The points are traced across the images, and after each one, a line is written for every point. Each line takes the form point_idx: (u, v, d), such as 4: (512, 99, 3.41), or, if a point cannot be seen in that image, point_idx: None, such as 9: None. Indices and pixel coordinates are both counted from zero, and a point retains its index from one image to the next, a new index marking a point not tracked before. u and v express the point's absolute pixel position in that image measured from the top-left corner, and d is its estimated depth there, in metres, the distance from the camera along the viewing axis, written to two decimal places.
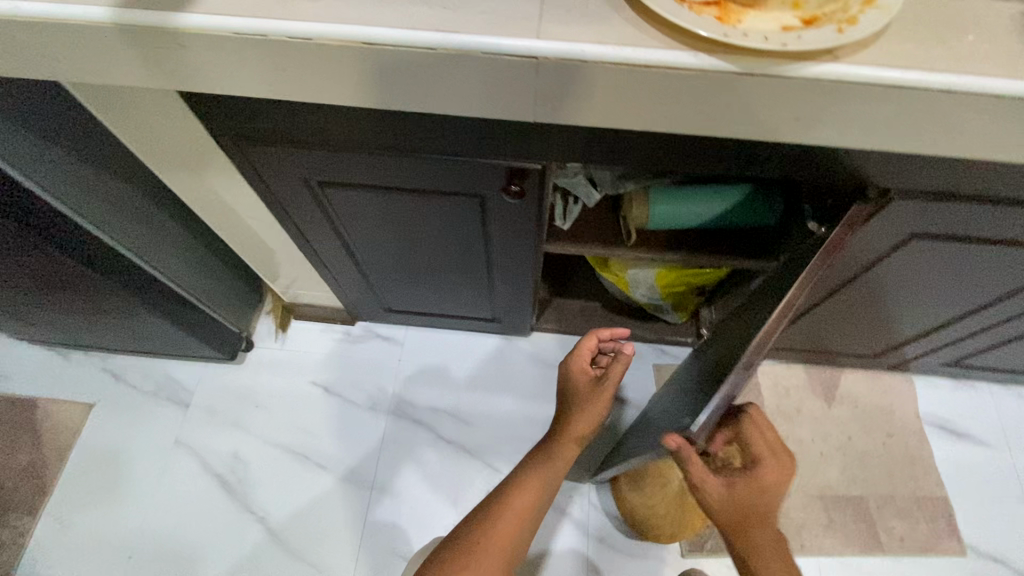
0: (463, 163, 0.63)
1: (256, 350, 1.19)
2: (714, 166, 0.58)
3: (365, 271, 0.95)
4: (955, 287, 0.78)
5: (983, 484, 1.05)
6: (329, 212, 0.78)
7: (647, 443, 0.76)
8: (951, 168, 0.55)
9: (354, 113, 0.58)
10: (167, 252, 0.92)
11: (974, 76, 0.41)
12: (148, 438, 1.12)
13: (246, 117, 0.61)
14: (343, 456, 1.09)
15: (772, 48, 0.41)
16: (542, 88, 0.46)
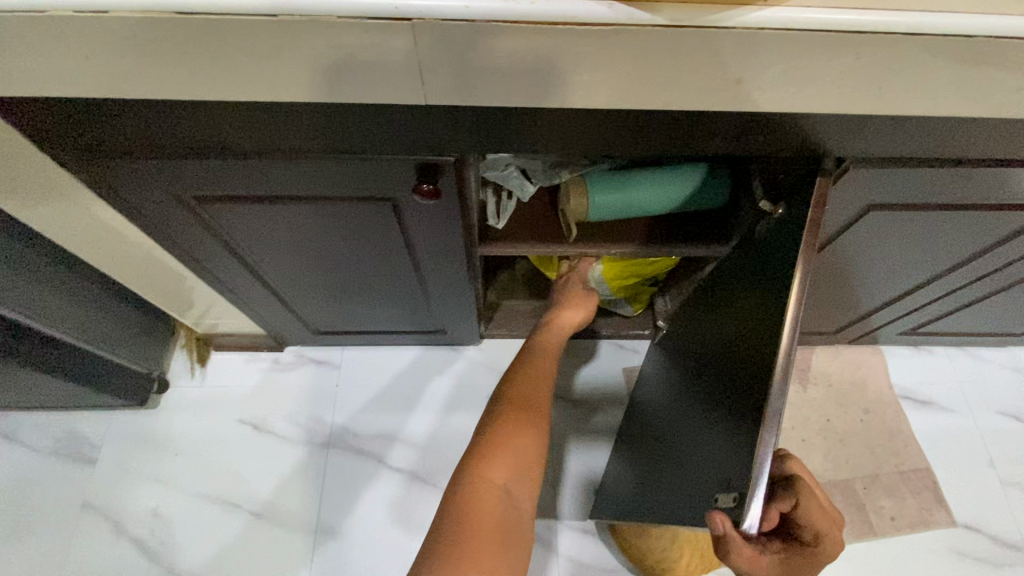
0: (362, 161, 0.53)
1: (172, 390, 1.05)
2: (652, 144, 0.50)
3: (282, 292, 0.84)
4: (915, 255, 0.74)
5: (953, 450, 1.03)
6: (219, 231, 0.66)
7: (660, 499, 0.62)
8: (910, 127, 0.49)
9: (214, 108, 0.47)
10: (39, 294, 0.78)
11: (938, 12, 0.35)
12: (51, 505, 0.97)
13: (78, 123, 0.49)
14: (282, 501, 0.97)
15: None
16: (428, 59, 0.37)
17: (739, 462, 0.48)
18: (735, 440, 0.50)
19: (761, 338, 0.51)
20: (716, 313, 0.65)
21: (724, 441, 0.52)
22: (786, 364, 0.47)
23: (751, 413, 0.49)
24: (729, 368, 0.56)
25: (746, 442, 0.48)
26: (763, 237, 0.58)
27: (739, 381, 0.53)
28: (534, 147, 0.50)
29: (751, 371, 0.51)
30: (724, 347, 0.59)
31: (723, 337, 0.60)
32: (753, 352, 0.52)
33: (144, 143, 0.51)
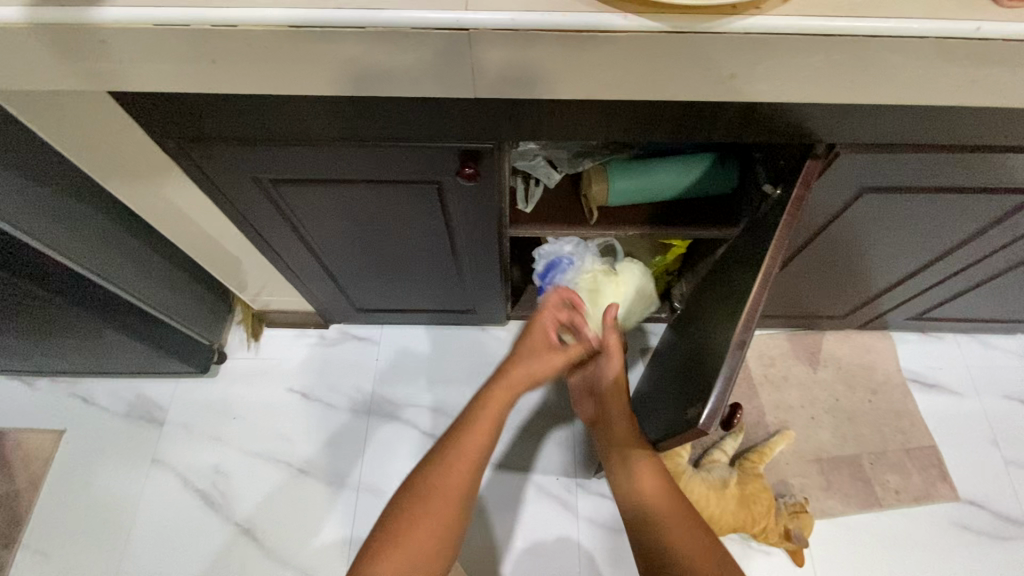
0: (415, 148, 0.62)
1: (230, 361, 1.17)
2: (663, 132, 0.58)
3: (333, 270, 0.94)
4: (911, 238, 0.80)
5: (959, 430, 1.08)
6: (286, 211, 0.77)
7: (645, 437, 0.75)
8: (893, 117, 0.56)
9: (296, 103, 0.57)
10: (126, 266, 0.89)
11: (899, 19, 0.42)
12: (125, 460, 1.10)
13: (184, 116, 0.59)
14: (329, 460, 1.07)
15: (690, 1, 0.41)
16: (478, 61, 0.46)
17: (708, 381, 0.59)
18: (708, 368, 0.62)
19: (743, 289, 0.62)
20: (717, 278, 0.75)
21: (703, 371, 0.64)
22: (756, 299, 0.58)
23: (723, 343, 0.60)
24: (718, 317, 0.67)
25: (715, 365, 0.59)
26: (762, 217, 0.66)
27: (721, 324, 0.64)
28: (560, 136, 0.59)
29: (729, 313, 0.63)
30: (718, 302, 0.69)
31: (719, 295, 0.71)
32: (735, 299, 0.63)
33: (235, 133, 0.62)
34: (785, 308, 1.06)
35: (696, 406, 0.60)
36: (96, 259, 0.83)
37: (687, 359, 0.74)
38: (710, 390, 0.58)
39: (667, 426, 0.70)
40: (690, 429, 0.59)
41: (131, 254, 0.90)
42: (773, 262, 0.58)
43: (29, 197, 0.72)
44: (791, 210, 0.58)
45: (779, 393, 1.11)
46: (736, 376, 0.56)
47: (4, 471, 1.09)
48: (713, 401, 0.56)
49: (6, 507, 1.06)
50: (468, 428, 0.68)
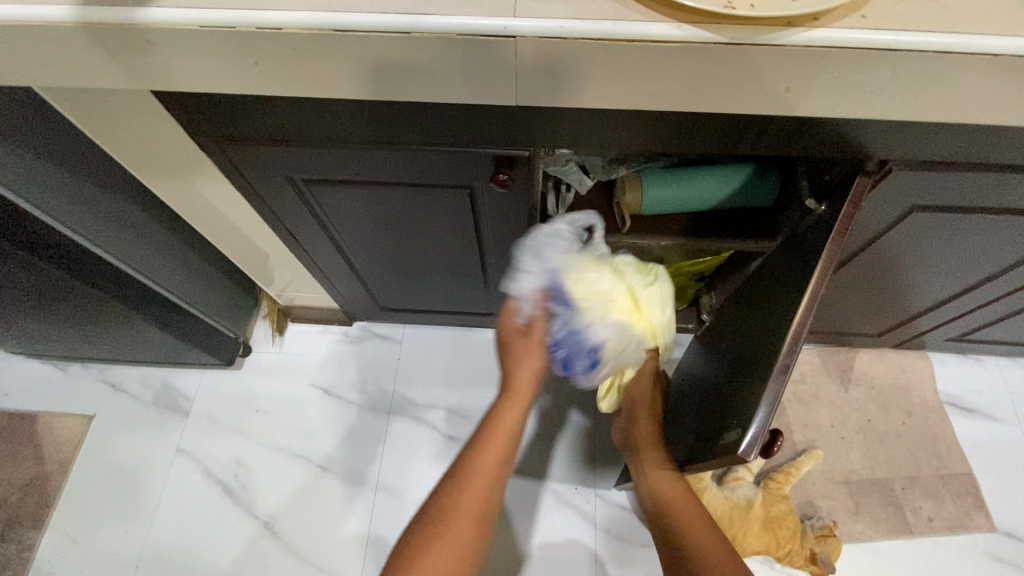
0: (451, 152, 0.62)
1: (254, 354, 1.18)
2: (706, 144, 0.56)
3: (360, 270, 0.94)
4: (959, 259, 0.77)
5: (998, 458, 1.03)
6: (316, 210, 0.77)
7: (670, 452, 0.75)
8: (952, 135, 0.53)
9: (333, 105, 0.56)
10: (159, 259, 0.90)
11: (970, 35, 0.40)
12: (150, 448, 1.11)
13: (223, 115, 0.59)
14: (348, 458, 1.08)
15: (750, 12, 0.39)
16: (523, 68, 0.45)
17: (747, 410, 0.58)
18: (748, 390, 0.60)
19: (785, 312, 0.60)
20: (751, 296, 0.73)
21: (739, 394, 0.62)
22: (800, 327, 0.56)
23: (763, 369, 0.58)
24: (755, 338, 0.65)
25: (756, 394, 0.58)
26: (803, 233, 0.64)
27: (758, 347, 0.63)
28: (599, 145, 0.58)
29: (770, 336, 0.61)
30: (754, 321, 0.68)
31: (755, 314, 0.69)
32: (777, 321, 0.61)
33: (272, 133, 0.61)
34: (818, 324, 1.03)
35: (734, 429, 0.59)
36: (131, 251, 0.85)
37: (718, 379, 0.73)
38: (749, 417, 0.56)
39: (698, 447, 0.69)
40: (727, 457, 0.58)
41: (164, 247, 0.92)
42: (820, 283, 0.56)
43: (64, 188, 0.74)
44: (841, 230, 0.56)
45: (808, 411, 1.08)
46: (777, 404, 0.55)
47: (36, 453, 1.12)
48: (754, 434, 0.55)
49: (36, 487, 1.09)
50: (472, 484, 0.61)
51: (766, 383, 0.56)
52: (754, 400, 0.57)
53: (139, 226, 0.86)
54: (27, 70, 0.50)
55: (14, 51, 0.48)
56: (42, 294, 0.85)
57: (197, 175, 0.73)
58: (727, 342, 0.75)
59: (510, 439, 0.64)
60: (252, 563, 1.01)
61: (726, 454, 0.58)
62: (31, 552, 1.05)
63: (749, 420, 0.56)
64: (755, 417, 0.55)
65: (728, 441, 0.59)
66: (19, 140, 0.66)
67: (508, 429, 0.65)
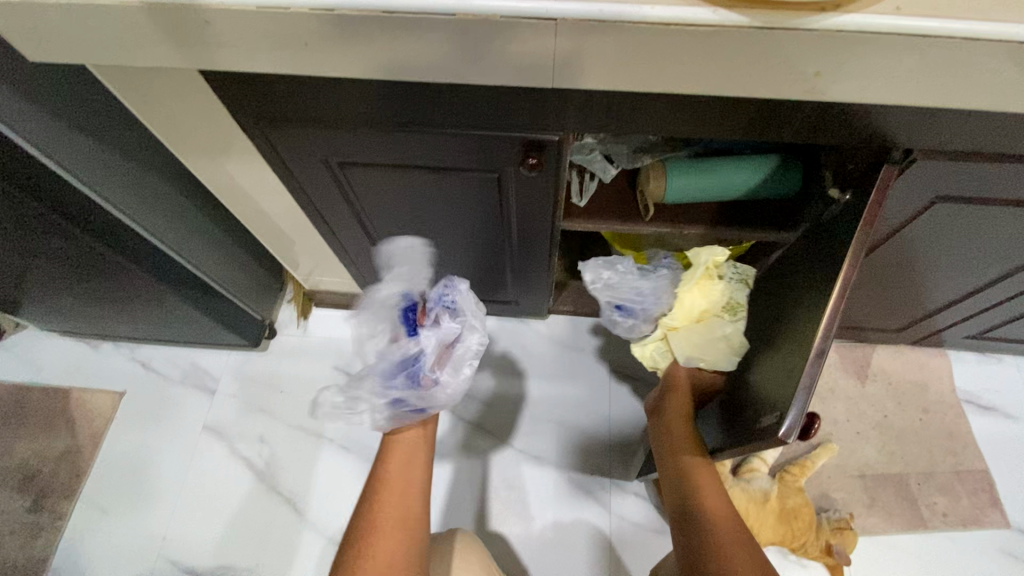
0: (485, 136, 0.63)
1: (279, 337, 1.21)
2: (732, 130, 0.57)
3: (385, 255, 0.97)
4: (981, 253, 0.77)
5: (1015, 457, 1.03)
6: (347, 193, 0.79)
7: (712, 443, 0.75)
8: (978, 125, 0.54)
9: (372, 87, 0.58)
10: (192, 238, 0.94)
11: (999, 22, 0.41)
12: (177, 425, 1.15)
13: (266, 97, 0.62)
14: (369, 439, 1.10)
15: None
16: (560, 50, 0.47)
17: (785, 393, 0.59)
18: (781, 375, 0.61)
19: (818, 297, 0.60)
20: (778, 281, 0.74)
21: (773, 378, 0.63)
22: (836, 309, 0.57)
23: (798, 352, 0.59)
24: (784, 324, 0.66)
25: (791, 378, 0.59)
26: (828, 219, 0.65)
27: (791, 331, 0.64)
28: (629, 130, 0.59)
29: (803, 318, 0.62)
30: (782, 309, 0.69)
31: (783, 299, 0.70)
32: (810, 305, 0.62)
33: (311, 115, 0.64)
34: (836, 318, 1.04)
35: (772, 414, 0.60)
36: (167, 231, 0.88)
37: (748, 364, 0.73)
38: (788, 400, 0.57)
39: (734, 430, 0.70)
40: (766, 439, 0.59)
41: (198, 227, 0.95)
42: (852, 271, 0.57)
43: (107, 164, 0.77)
44: (870, 212, 0.57)
45: (825, 405, 1.09)
46: (814, 386, 0.56)
47: (69, 426, 1.16)
48: (794, 417, 0.56)
49: (69, 459, 1.13)
50: (378, 532, 0.73)
51: (804, 365, 0.57)
52: (791, 383, 0.58)
53: (175, 206, 0.89)
54: (87, 49, 0.53)
55: (77, 30, 0.50)
56: (82, 269, 0.89)
57: (234, 156, 0.76)
58: (756, 328, 0.75)
59: (407, 500, 0.77)
60: (275, 537, 1.05)
61: (766, 437, 0.59)
62: (63, 521, 1.09)
63: (788, 404, 0.57)
64: (795, 400, 0.56)
65: (767, 424, 0.60)
66: (69, 117, 0.70)
67: (399, 483, 0.79)
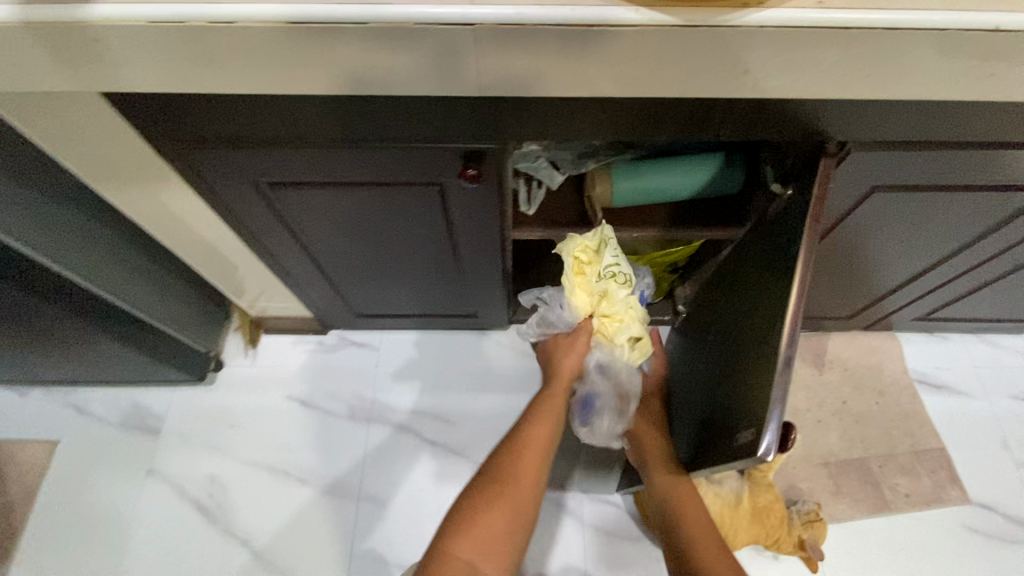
0: (420, 148, 0.61)
1: (227, 369, 1.15)
2: (670, 132, 0.56)
3: (332, 276, 0.93)
4: (920, 239, 0.79)
5: (968, 431, 1.07)
6: (283, 215, 0.75)
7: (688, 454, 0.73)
8: (907, 115, 0.54)
9: (295, 103, 0.55)
10: (120, 272, 0.87)
11: (917, 12, 0.41)
12: (120, 471, 1.07)
13: (181, 117, 0.58)
14: (330, 469, 1.05)
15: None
16: (484, 57, 0.44)
17: (755, 404, 0.57)
18: (751, 383, 0.59)
19: (772, 304, 0.59)
20: (730, 293, 0.72)
21: (741, 391, 0.61)
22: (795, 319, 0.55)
23: (764, 362, 0.57)
24: (745, 325, 0.64)
25: (759, 386, 0.57)
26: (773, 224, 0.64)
27: (751, 342, 0.62)
28: (568, 136, 0.58)
29: (761, 327, 0.60)
30: (740, 310, 0.67)
31: (737, 311, 0.68)
32: (765, 313, 0.60)
33: (232, 135, 0.60)
34: None
35: (747, 425, 0.57)
36: (89, 266, 0.82)
37: (712, 378, 0.72)
38: (762, 413, 0.55)
39: (706, 449, 0.67)
40: (745, 456, 0.56)
41: (126, 260, 0.89)
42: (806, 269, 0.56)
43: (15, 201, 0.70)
44: (814, 215, 0.57)
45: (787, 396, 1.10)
46: (786, 396, 0.54)
47: None
48: (772, 428, 0.53)
49: None
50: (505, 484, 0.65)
51: (773, 375, 0.55)
52: (762, 394, 0.56)
53: (98, 240, 0.83)
54: None
55: None
56: None
57: (156, 184, 0.71)
58: (713, 341, 0.74)
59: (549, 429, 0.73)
60: None
61: (745, 455, 0.56)
62: None
63: (762, 415, 0.55)
64: (770, 413, 0.54)
65: (742, 440, 0.57)
66: None
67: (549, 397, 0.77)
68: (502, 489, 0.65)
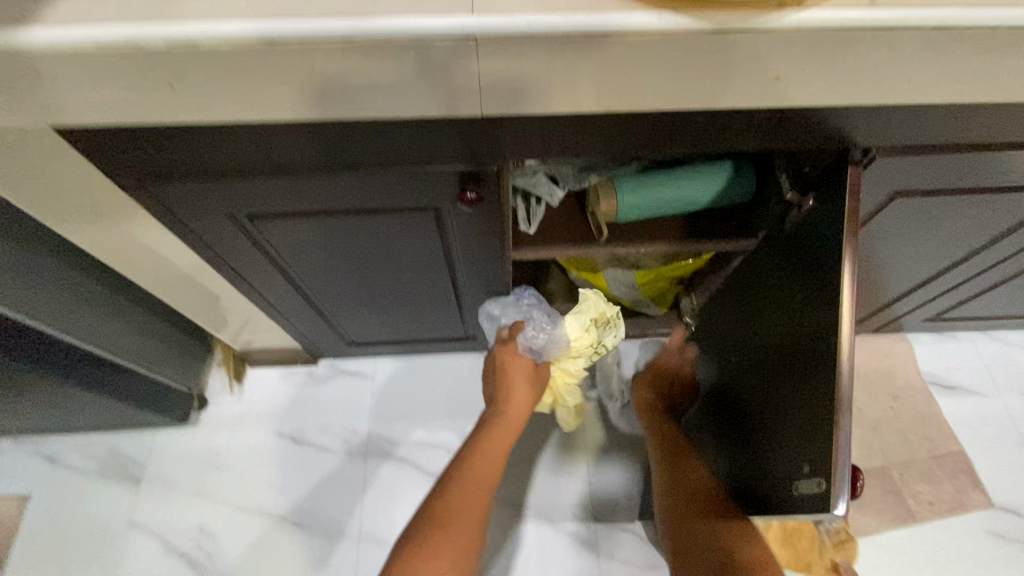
0: (412, 172, 0.56)
1: (211, 407, 1.08)
2: (685, 144, 0.52)
3: (321, 306, 0.87)
4: (938, 242, 0.77)
5: (985, 433, 1.04)
6: (265, 247, 0.69)
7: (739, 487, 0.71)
8: (938, 119, 0.51)
9: (274, 129, 0.50)
10: (89, 316, 0.81)
11: (969, 7, 0.37)
12: (99, 524, 1.00)
13: (144, 148, 0.52)
14: (327, 510, 0.99)
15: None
16: (487, 74, 0.40)
17: (814, 450, 0.53)
18: (804, 421, 0.55)
19: (814, 337, 0.55)
20: (757, 318, 0.68)
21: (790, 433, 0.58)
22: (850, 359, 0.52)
23: (815, 404, 0.54)
24: (783, 353, 0.61)
25: (814, 429, 0.54)
26: (799, 240, 0.60)
27: (793, 378, 0.58)
28: (577, 154, 0.53)
29: (804, 363, 0.56)
30: (773, 335, 0.63)
31: (769, 340, 0.65)
32: (806, 348, 0.56)
33: (205, 165, 0.54)
34: None
35: (809, 469, 0.54)
36: (53, 313, 0.75)
37: (750, 412, 0.68)
38: (824, 461, 0.52)
39: (761, 490, 0.64)
40: (817, 508, 0.53)
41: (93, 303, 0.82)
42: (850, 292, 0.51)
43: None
44: (845, 239, 0.52)
45: None
46: (850, 441, 0.51)
47: None
48: (841, 478, 0.50)
49: None
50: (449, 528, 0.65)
51: (830, 421, 0.51)
52: (821, 441, 0.52)
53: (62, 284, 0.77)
54: None
55: None
56: None
57: (120, 225, 0.64)
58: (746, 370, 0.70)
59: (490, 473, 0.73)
60: None
61: (816, 507, 0.52)
62: None
63: (826, 464, 0.51)
64: (840, 459, 0.51)
65: (807, 490, 0.54)
66: None
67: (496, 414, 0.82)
68: (440, 537, 0.64)
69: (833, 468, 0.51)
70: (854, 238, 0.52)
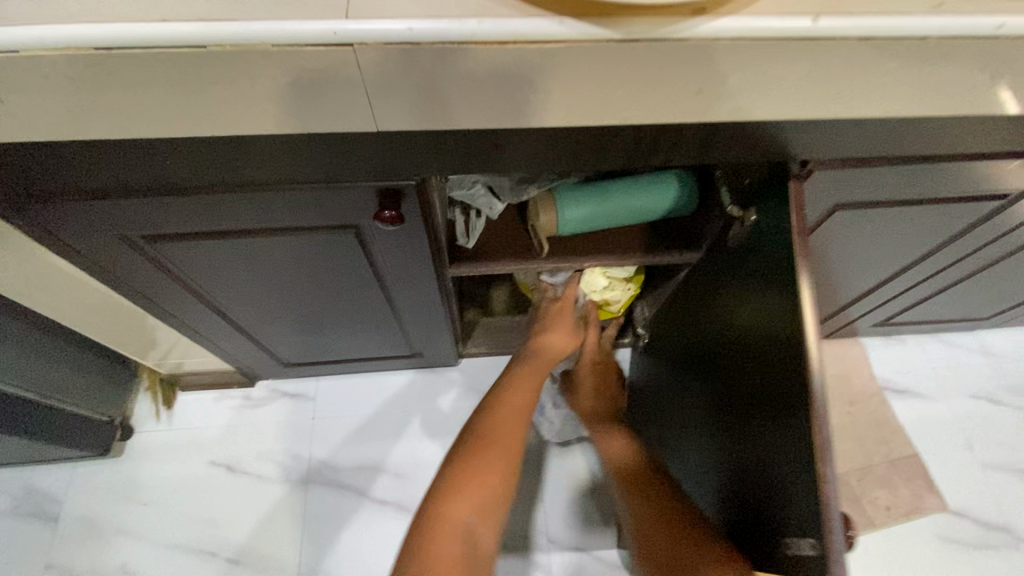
0: (323, 189, 0.50)
1: (138, 437, 1.00)
2: (615, 159, 0.49)
3: (248, 328, 0.81)
4: (886, 250, 0.76)
5: (937, 435, 1.05)
6: (172, 270, 0.63)
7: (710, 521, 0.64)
8: (872, 133, 0.49)
9: (153, 147, 0.44)
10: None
11: (893, 16, 0.34)
12: (10, 569, 0.91)
13: (7, 167, 0.46)
14: (267, 542, 0.93)
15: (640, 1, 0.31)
16: (373, 85, 0.36)
17: (803, 501, 0.47)
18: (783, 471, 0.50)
19: (789, 378, 0.49)
20: (721, 350, 0.63)
21: (769, 478, 0.52)
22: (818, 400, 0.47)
23: (798, 454, 0.47)
24: (753, 392, 0.55)
25: (797, 473, 0.48)
26: (755, 270, 0.56)
27: (764, 421, 0.53)
28: (501, 169, 0.49)
29: (776, 406, 0.51)
30: (740, 368, 0.58)
31: (734, 379, 0.59)
32: (782, 389, 0.50)
33: (83, 184, 0.48)
34: None
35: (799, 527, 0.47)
36: None
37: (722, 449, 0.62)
38: (816, 519, 0.45)
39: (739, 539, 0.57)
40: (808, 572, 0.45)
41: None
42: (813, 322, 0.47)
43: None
44: (799, 267, 0.49)
45: None
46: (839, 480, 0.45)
47: None
48: (836, 533, 0.44)
49: None
50: None
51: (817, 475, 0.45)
52: (807, 494, 0.46)
53: None
54: None
55: None
56: None
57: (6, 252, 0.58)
58: (712, 412, 0.65)
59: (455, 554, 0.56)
60: None
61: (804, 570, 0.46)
62: None
63: (818, 519, 0.45)
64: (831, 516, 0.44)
65: (802, 548, 0.46)
66: None
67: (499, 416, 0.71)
68: None
69: (823, 530, 0.44)
70: (808, 262, 0.49)
